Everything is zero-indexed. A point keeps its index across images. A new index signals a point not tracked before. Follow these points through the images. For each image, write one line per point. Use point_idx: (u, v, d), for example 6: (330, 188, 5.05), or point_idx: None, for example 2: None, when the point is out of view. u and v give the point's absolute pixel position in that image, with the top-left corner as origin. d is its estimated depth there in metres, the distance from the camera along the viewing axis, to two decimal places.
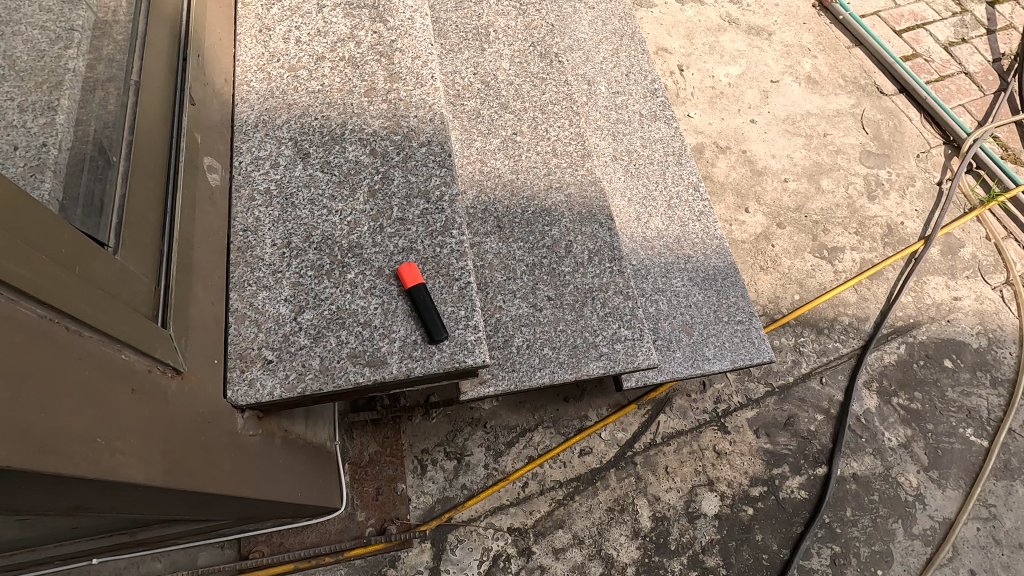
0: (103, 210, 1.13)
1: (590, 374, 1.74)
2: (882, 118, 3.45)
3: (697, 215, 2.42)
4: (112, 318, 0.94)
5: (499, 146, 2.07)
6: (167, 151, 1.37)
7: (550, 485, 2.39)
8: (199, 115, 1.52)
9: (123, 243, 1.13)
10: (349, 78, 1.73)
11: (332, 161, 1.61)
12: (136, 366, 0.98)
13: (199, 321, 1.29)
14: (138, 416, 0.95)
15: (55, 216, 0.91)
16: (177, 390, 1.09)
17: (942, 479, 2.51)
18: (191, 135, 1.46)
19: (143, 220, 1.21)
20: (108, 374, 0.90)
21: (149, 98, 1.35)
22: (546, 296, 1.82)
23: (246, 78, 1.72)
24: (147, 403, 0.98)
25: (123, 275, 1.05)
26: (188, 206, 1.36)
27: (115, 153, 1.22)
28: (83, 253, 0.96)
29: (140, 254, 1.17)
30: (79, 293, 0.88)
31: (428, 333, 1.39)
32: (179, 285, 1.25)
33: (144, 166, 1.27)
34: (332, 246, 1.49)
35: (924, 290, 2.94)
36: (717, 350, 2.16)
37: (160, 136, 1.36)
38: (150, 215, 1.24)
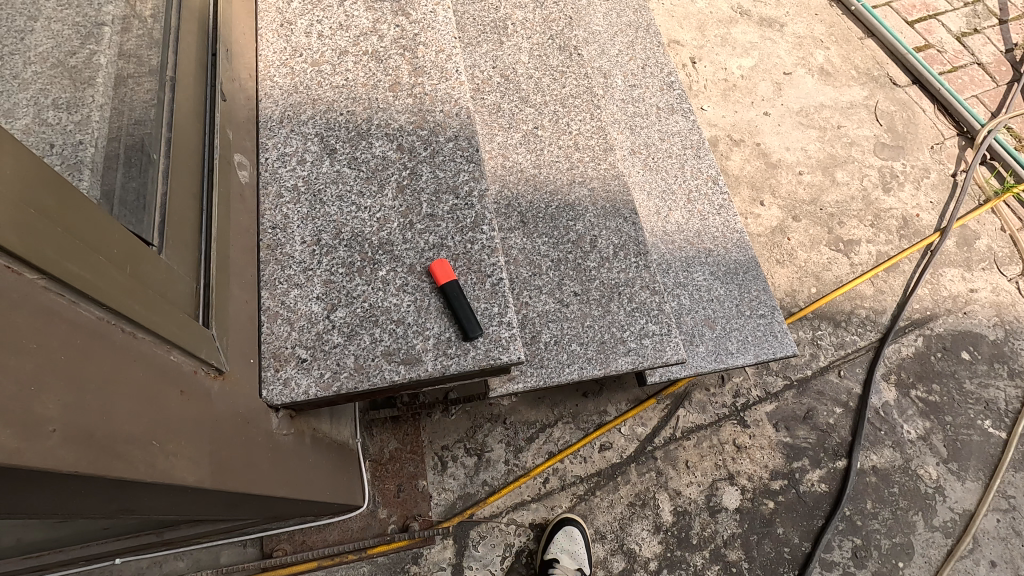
0: (145, 208, 1.12)
1: (618, 369, 1.73)
2: (896, 110, 3.44)
3: (717, 208, 2.40)
4: (163, 318, 0.93)
5: (521, 140, 2.05)
6: (200, 148, 1.36)
7: (571, 480, 2.39)
8: (228, 113, 1.50)
9: (165, 243, 1.12)
10: (374, 73, 1.72)
11: (359, 157, 1.59)
12: (183, 367, 0.97)
13: (236, 321, 1.28)
14: (186, 418, 0.94)
15: (107, 217, 0.90)
16: (219, 391, 1.08)
17: (962, 471, 2.52)
18: (223, 133, 1.45)
19: (182, 219, 1.20)
20: (159, 376, 0.89)
21: (182, 95, 1.34)
22: (572, 292, 1.81)
23: (268, 73, 1.69)
24: (194, 405, 0.98)
25: (168, 275, 1.04)
26: (223, 204, 1.35)
27: (153, 151, 1.21)
28: (133, 254, 0.95)
29: (181, 253, 1.16)
30: (134, 294, 0.88)
31: (462, 330, 1.38)
32: (217, 284, 1.24)
33: (180, 163, 1.26)
34: (362, 243, 1.48)
35: (940, 283, 2.93)
36: (739, 344, 2.15)
37: (194, 134, 1.35)
38: (188, 214, 1.23)
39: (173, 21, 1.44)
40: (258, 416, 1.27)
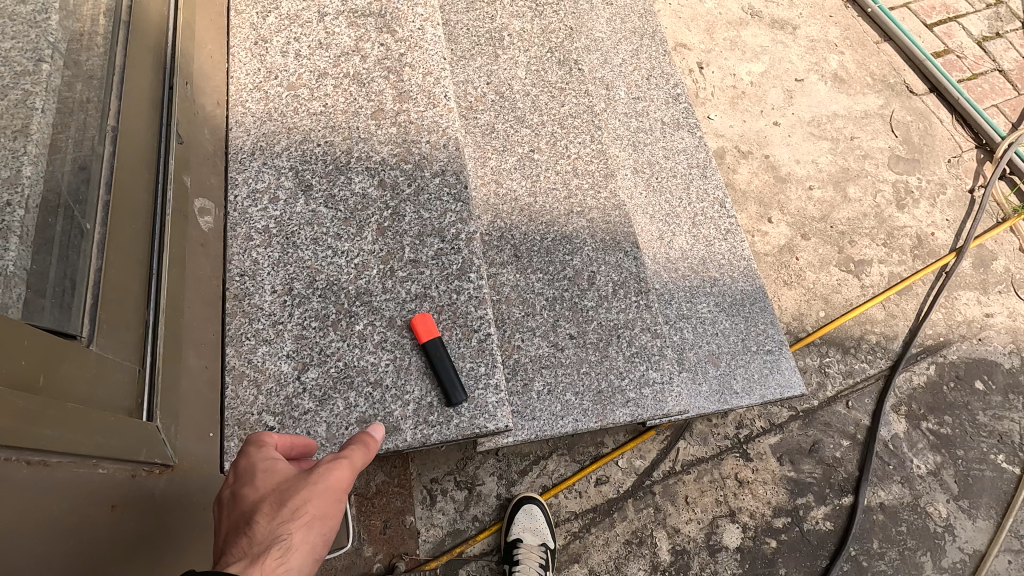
0: (74, 289, 0.98)
1: (616, 422, 1.61)
2: (912, 120, 3.28)
3: (723, 233, 2.27)
4: (85, 435, 0.86)
5: (515, 165, 1.91)
6: (152, 200, 1.21)
7: (565, 516, 2.30)
8: (188, 154, 1.35)
9: (97, 331, 0.98)
10: (355, 98, 1.58)
11: (336, 194, 1.46)
12: (114, 479, 0.92)
13: (191, 395, 1.16)
14: (115, 537, 0.89)
15: (16, 324, 0.81)
16: (164, 488, 1.02)
17: (973, 509, 2.42)
18: (180, 179, 1.30)
19: (123, 294, 1.07)
20: (80, 501, 0.84)
21: (130, 143, 1.19)
22: (568, 334, 1.69)
23: (240, 98, 1.55)
24: (127, 517, 0.93)
25: (101, 372, 0.96)
26: (177, 267, 1.21)
27: (88, 219, 1.05)
28: (53, 360, 0.87)
29: (119, 337, 1.03)
30: (45, 418, 0.80)
31: (445, 394, 1.26)
32: (166, 361, 1.11)
33: (125, 229, 1.11)
34: (338, 293, 1.35)
35: (955, 307, 2.81)
36: (745, 383, 2.03)
37: (144, 187, 1.20)
38: (132, 285, 1.09)
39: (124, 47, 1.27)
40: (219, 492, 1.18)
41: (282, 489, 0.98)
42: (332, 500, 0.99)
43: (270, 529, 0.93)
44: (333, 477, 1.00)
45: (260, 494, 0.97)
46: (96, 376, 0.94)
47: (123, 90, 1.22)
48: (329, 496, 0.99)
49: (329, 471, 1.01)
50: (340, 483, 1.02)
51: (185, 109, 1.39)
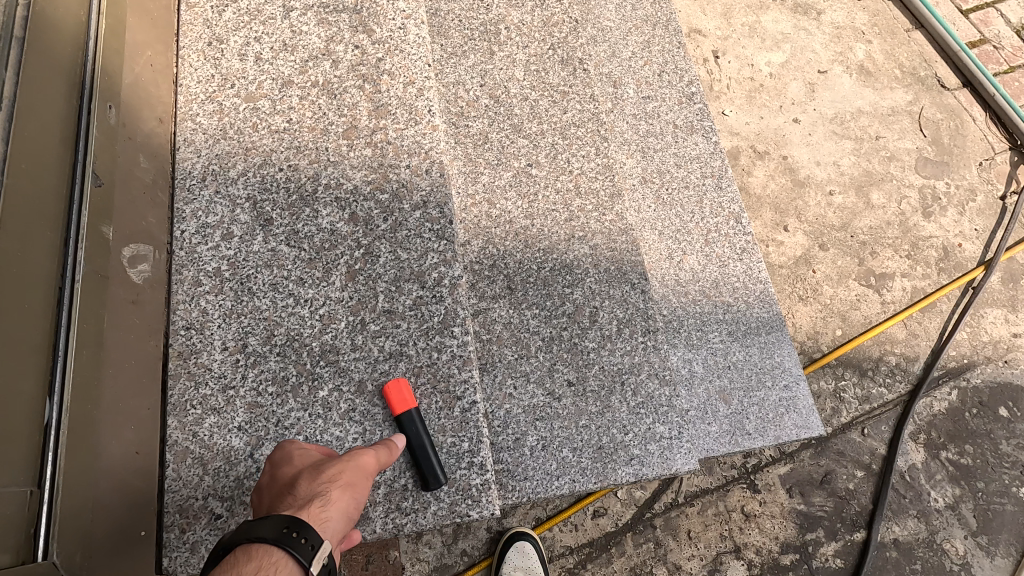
0: None
1: (618, 482, 1.45)
2: (942, 118, 3.04)
3: (739, 252, 2.07)
4: None
5: (511, 181, 1.70)
6: (60, 263, 0.99)
7: (560, 551, 2.16)
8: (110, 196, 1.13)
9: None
10: (325, 113, 1.36)
11: (300, 230, 1.26)
12: None
13: (114, 492, 0.98)
14: None
15: None
16: None
17: (991, 546, 2.29)
18: (97, 230, 1.07)
19: (10, 397, 0.86)
20: None
21: (19, 198, 0.95)
22: (565, 381, 1.50)
23: (190, 111, 1.33)
24: None
25: None
26: (91, 345, 0.99)
27: None
28: None
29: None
30: None
31: (423, 479, 1.10)
32: (75, 467, 0.92)
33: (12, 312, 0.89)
34: (300, 350, 1.17)
35: (980, 326, 2.63)
36: (759, 423, 1.86)
37: (41, 249, 0.97)
38: (25, 383, 0.89)
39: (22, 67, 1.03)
40: None
41: (319, 462, 1.01)
42: (364, 475, 1.01)
43: (308, 488, 0.95)
44: (364, 455, 1.02)
45: (299, 466, 1.01)
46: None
47: (15, 126, 0.98)
48: (363, 469, 1.01)
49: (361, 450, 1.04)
50: (371, 461, 1.03)
51: (108, 136, 1.17)
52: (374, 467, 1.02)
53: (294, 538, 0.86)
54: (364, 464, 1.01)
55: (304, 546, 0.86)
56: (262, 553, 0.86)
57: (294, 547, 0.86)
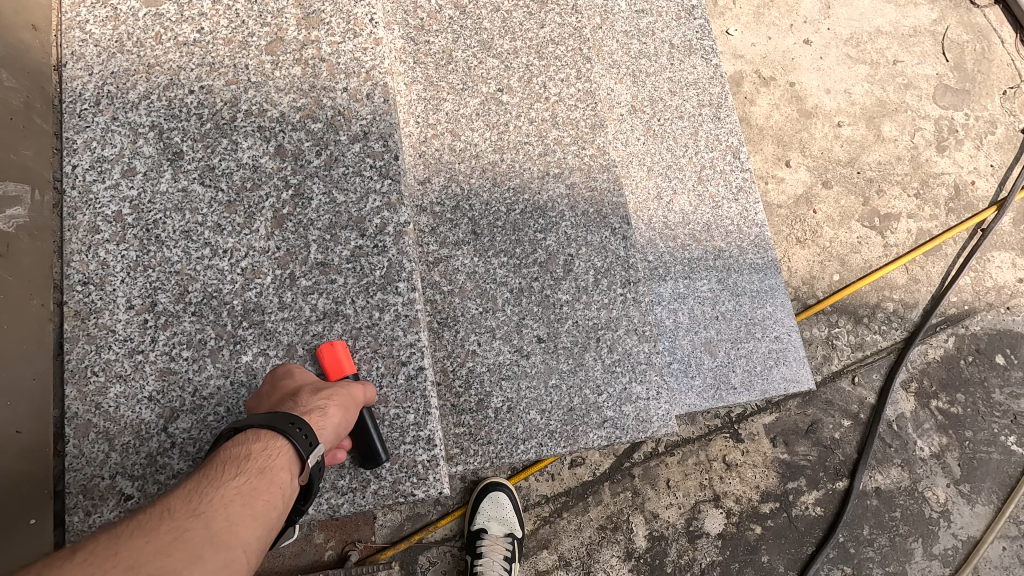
0: None
1: (588, 446, 1.34)
2: (969, 39, 2.75)
3: (735, 191, 1.87)
4: None
5: (478, 109, 1.47)
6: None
7: (535, 501, 2.09)
8: None
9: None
10: (243, 22, 1.13)
11: (217, 166, 1.07)
12: None
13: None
14: None
15: None
16: None
17: (973, 495, 2.25)
18: None
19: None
20: None
21: None
22: (534, 337, 1.36)
23: (77, 17, 1.09)
24: None
25: None
26: None
27: None
28: None
29: None
30: None
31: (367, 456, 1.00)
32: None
33: None
34: (218, 310, 1.01)
35: (985, 270, 2.49)
36: (745, 377, 1.74)
37: None
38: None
39: None
40: None
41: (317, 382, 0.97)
42: (359, 403, 0.97)
43: (308, 399, 0.92)
44: (359, 386, 0.98)
45: (300, 381, 0.96)
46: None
47: None
48: (355, 399, 0.96)
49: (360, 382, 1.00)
50: (366, 397, 0.99)
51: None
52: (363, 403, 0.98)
53: (296, 433, 0.87)
54: (362, 394, 0.98)
55: (303, 441, 0.88)
56: (268, 436, 0.89)
57: (294, 440, 0.87)
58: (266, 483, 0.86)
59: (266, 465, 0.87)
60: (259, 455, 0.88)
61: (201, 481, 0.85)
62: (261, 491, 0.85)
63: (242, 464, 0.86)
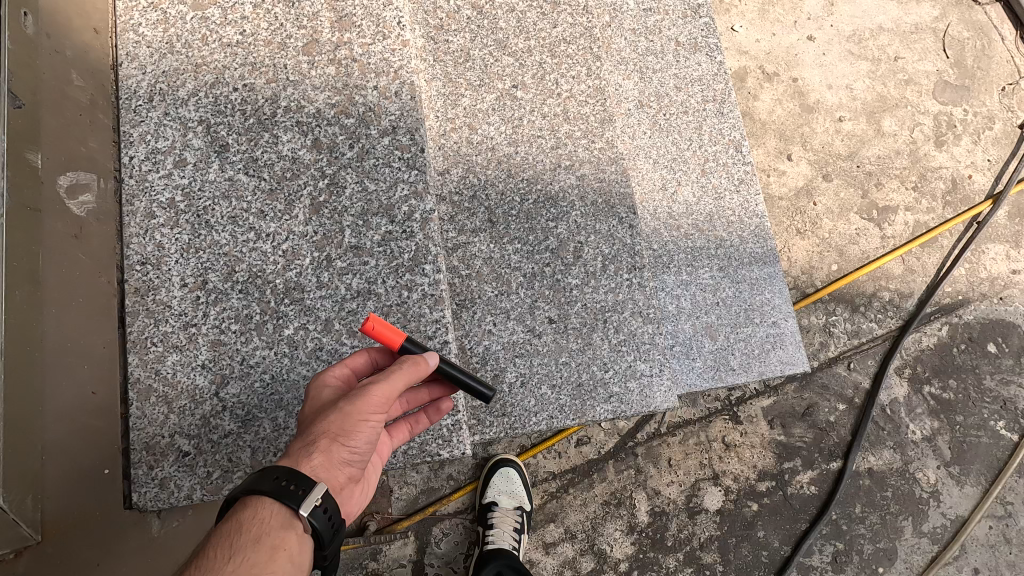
0: None
1: (595, 419, 1.45)
2: (969, 36, 2.81)
3: (736, 183, 1.96)
4: None
5: (494, 105, 1.56)
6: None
7: (543, 477, 2.20)
8: (36, 121, 1.00)
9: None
10: (281, 25, 1.22)
11: (259, 157, 1.17)
12: None
13: (74, 434, 0.95)
14: None
15: None
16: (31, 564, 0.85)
17: (962, 476, 2.35)
18: (22, 158, 0.95)
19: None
20: None
21: None
22: (546, 318, 1.46)
23: (130, 20, 1.19)
24: None
25: None
26: (26, 286, 0.91)
27: None
28: None
29: None
30: None
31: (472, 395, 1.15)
32: (20, 404, 0.86)
33: None
34: (263, 288, 1.12)
35: (980, 262, 2.57)
36: (744, 359, 1.84)
37: None
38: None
39: None
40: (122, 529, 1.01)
41: (325, 405, 1.01)
42: (357, 419, 0.98)
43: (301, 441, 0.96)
44: (361, 397, 0.98)
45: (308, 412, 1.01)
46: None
47: None
48: (352, 416, 0.97)
49: (377, 376, 1.00)
50: (403, 381, 1.00)
51: (30, 49, 1.02)
52: (367, 413, 0.98)
53: (285, 489, 0.90)
54: (367, 406, 0.98)
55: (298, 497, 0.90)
56: (256, 505, 0.90)
57: (285, 497, 0.89)
58: (267, 552, 0.87)
59: (261, 534, 0.88)
60: (252, 526, 0.88)
61: (201, 573, 0.83)
62: (267, 558, 0.87)
63: (238, 540, 0.87)
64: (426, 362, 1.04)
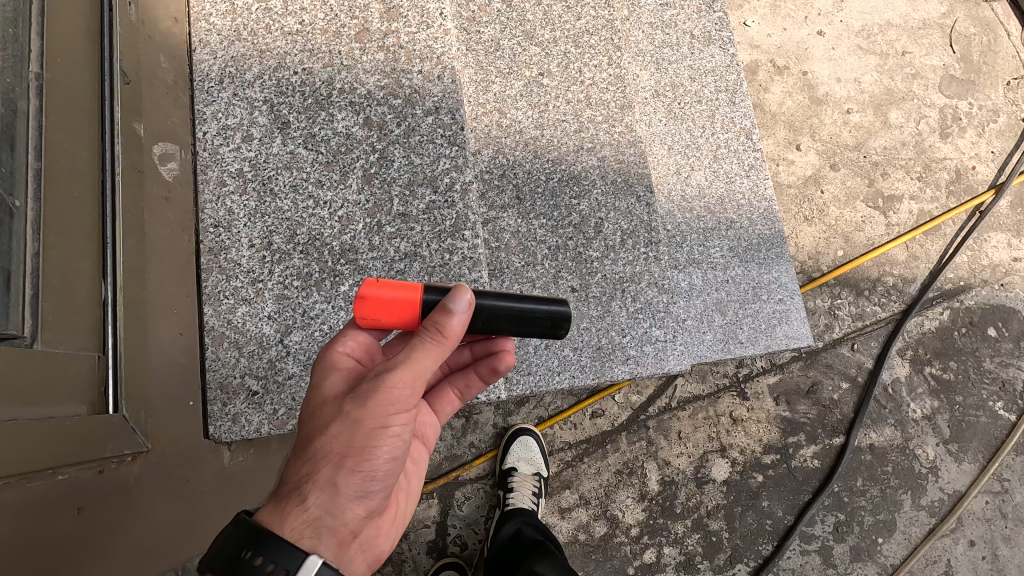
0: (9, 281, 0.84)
1: (614, 379, 1.58)
2: (975, 32, 2.90)
3: (746, 168, 2.08)
4: (40, 445, 0.80)
5: (522, 91, 1.69)
6: (97, 151, 1.02)
7: (559, 446, 2.31)
8: (137, 97, 1.16)
9: (41, 325, 0.86)
10: (336, 15, 1.36)
11: (317, 133, 1.31)
12: (82, 479, 0.87)
13: (166, 366, 1.11)
14: (88, 542, 0.85)
15: None
16: (141, 474, 0.98)
17: (960, 453, 2.46)
18: (131, 129, 1.12)
19: (70, 274, 0.93)
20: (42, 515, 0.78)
21: (70, 88, 1.00)
22: (569, 287, 1.58)
23: (203, 11, 1.34)
24: (100, 520, 0.88)
25: (58, 366, 0.88)
26: (135, 237, 1.07)
27: (18, 196, 0.88)
28: None
29: (75, 331, 0.93)
30: None
31: (546, 323, 1.05)
32: (134, 355, 1.02)
33: (70, 213, 0.95)
34: (321, 249, 1.26)
35: (982, 250, 2.67)
36: (751, 333, 1.96)
37: (86, 142, 1.01)
38: (83, 262, 0.96)
39: None
40: (201, 455, 1.16)
41: (330, 407, 0.96)
42: (358, 437, 0.92)
43: (306, 466, 0.93)
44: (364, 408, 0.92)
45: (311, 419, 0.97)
46: (40, 375, 0.84)
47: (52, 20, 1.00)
48: (351, 435, 0.92)
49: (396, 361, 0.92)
50: (427, 359, 0.93)
51: (129, 35, 1.18)
52: (370, 427, 0.92)
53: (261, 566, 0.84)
54: (379, 410, 0.92)
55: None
56: None
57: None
58: None
59: None
60: None
61: None
62: None
63: None
64: (455, 317, 0.92)
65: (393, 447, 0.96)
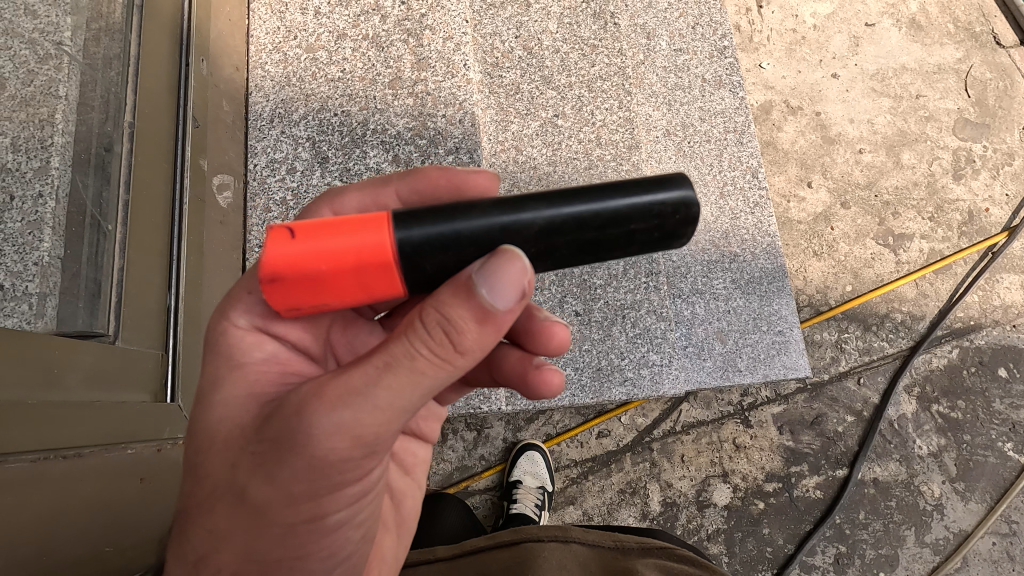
0: (99, 288, 1.10)
1: (611, 399, 1.70)
2: (992, 78, 2.97)
3: (751, 206, 2.19)
4: (115, 420, 1.02)
5: (538, 130, 1.85)
6: (170, 184, 1.28)
7: (565, 463, 2.40)
8: (204, 137, 1.40)
9: (122, 326, 1.11)
10: (372, 64, 1.56)
11: (351, 168, 1.49)
12: (145, 455, 1.07)
13: None
14: (144, 504, 1.05)
15: (68, 339, 0.98)
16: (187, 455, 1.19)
17: (967, 492, 2.47)
18: (196, 164, 1.36)
19: (145, 286, 1.18)
20: (115, 478, 0.98)
21: (150, 135, 1.26)
22: (573, 311, 1.73)
23: (260, 60, 1.56)
24: (155, 490, 1.08)
25: (131, 360, 1.11)
26: (195, 254, 1.30)
27: (109, 221, 1.14)
28: (67, 347, 0.98)
29: (142, 329, 1.16)
30: (68, 418, 0.92)
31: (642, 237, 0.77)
32: (186, 355, 1.25)
33: (145, 236, 1.20)
34: None
35: (994, 290, 2.70)
36: (749, 362, 2.05)
37: (159, 179, 1.26)
38: (155, 276, 1.21)
39: (134, 43, 1.29)
40: None
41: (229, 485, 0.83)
42: (271, 535, 0.83)
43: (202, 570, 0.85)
44: (282, 503, 0.81)
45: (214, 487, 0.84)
46: (118, 363, 1.07)
47: (139, 83, 1.26)
48: (265, 534, 0.83)
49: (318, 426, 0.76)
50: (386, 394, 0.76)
51: (201, 84, 1.43)
52: (289, 518, 0.82)
53: None
54: (297, 498, 0.80)
55: None
56: None
57: None
58: None
59: None
60: None
61: None
62: None
63: None
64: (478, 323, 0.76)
65: (324, 532, 0.86)
